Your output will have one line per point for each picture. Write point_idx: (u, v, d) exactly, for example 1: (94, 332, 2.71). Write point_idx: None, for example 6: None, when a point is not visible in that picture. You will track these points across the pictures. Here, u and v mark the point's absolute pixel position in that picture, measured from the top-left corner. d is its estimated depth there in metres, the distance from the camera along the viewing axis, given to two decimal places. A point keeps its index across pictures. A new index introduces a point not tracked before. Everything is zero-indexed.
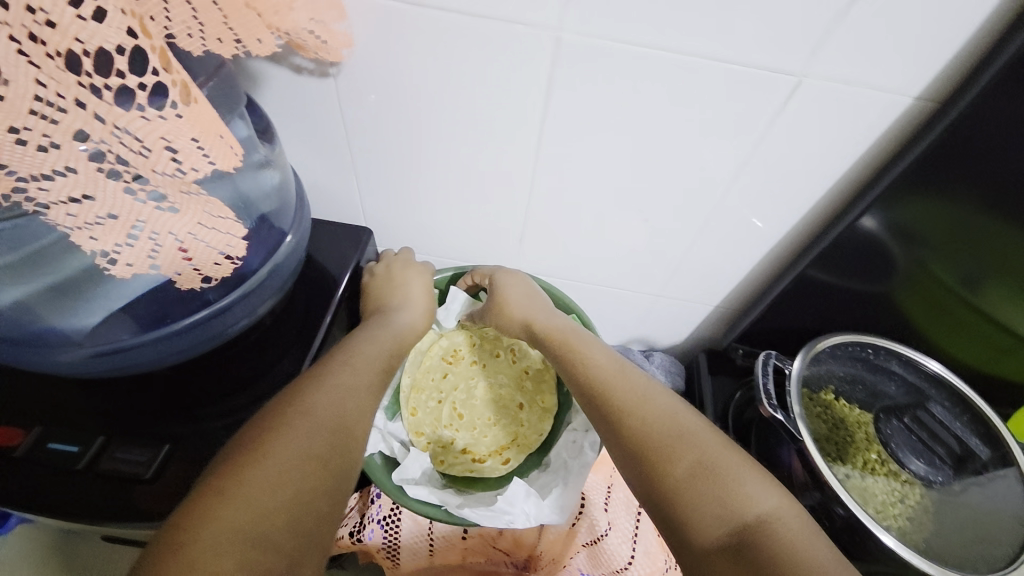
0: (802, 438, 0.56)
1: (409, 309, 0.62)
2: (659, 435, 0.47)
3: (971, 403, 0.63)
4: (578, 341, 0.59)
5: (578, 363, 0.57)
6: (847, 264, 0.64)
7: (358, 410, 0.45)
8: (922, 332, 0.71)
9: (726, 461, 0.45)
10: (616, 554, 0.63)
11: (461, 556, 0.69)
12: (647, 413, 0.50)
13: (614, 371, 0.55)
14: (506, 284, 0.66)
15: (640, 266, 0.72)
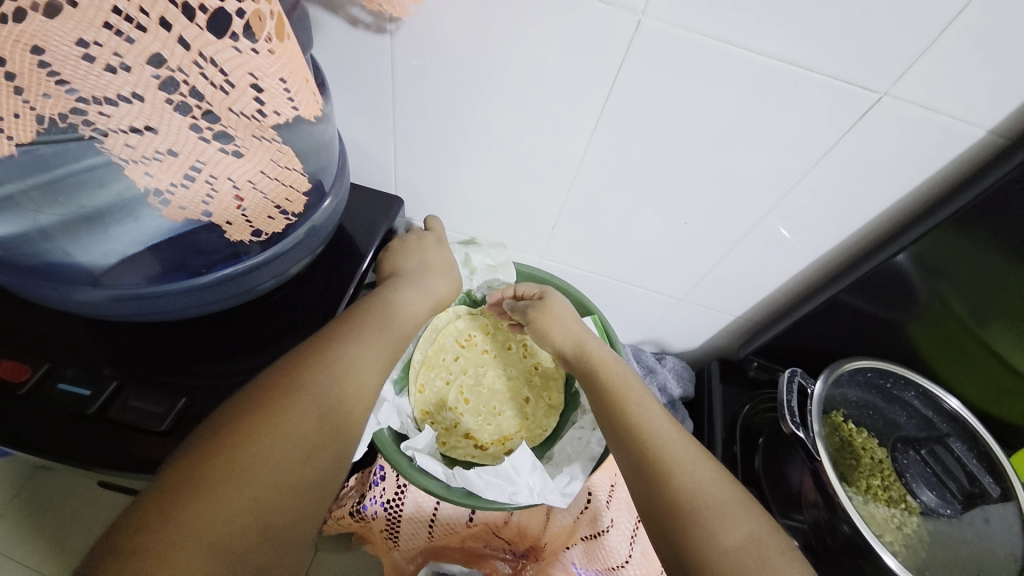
0: (820, 459, 0.55)
1: (418, 284, 0.59)
2: (709, 492, 0.45)
3: (979, 438, 0.63)
4: (622, 376, 0.56)
5: (623, 399, 0.53)
6: (877, 292, 0.64)
7: (355, 386, 0.44)
8: (933, 367, 0.72)
9: (775, 539, 0.43)
10: (615, 551, 0.64)
11: (461, 539, 0.69)
12: (696, 468, 0.47)
13: (661, 418, 0.51)
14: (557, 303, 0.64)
15: (668, 268, 0.71)
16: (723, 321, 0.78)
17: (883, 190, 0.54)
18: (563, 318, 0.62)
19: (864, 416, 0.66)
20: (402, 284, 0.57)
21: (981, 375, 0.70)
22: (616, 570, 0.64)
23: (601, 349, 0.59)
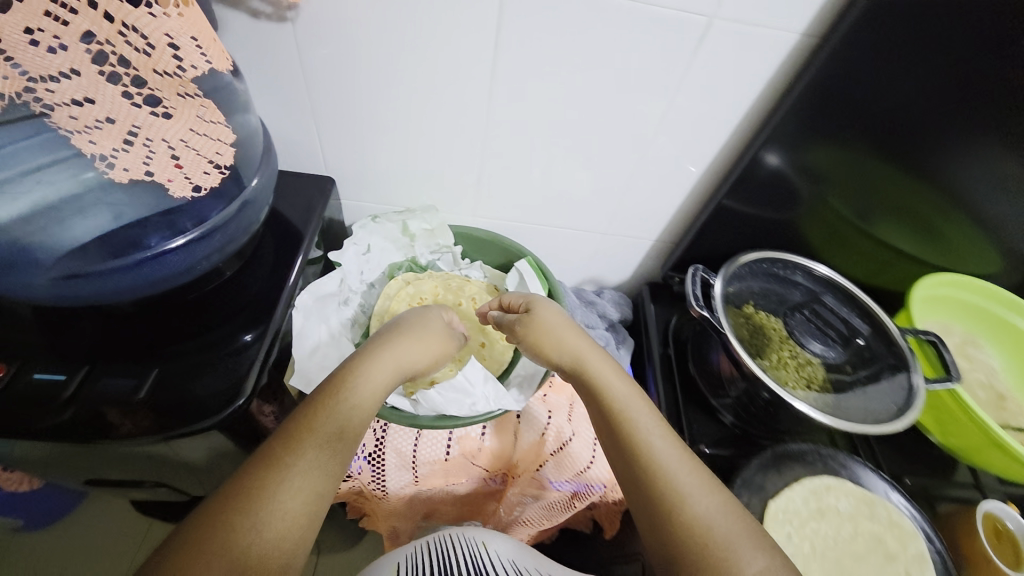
0: (725, 331, 0.65)
1: (386, 362, 0.52)
2: (722, 532, 0.40)
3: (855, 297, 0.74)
4: (622, 395, 0.52)
5: (622, 422, 0.49)
6: (757, 193, 0.75)
7: (308, 501, 0.37)
8: (820, 253, 0.84)
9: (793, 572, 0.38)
10: (579, 457, 0.72)
11: (444, 478, 0.74)
12: (707, 504, 0.42)
13: (666, 444, 0.46)
14: (543, 313, 0.63)
15: (585, 206, 0.79)
16: (644, 247, 0.87)
17: (739, 101, 0.64)
18: (558, 336, 0.60)
19: (770, 303, 0.74)
20: (390, 353, 0.54)
21: (857, 251, 0.83)
22: (582, 474, 0.72)
23: (599, 363, 0.56)
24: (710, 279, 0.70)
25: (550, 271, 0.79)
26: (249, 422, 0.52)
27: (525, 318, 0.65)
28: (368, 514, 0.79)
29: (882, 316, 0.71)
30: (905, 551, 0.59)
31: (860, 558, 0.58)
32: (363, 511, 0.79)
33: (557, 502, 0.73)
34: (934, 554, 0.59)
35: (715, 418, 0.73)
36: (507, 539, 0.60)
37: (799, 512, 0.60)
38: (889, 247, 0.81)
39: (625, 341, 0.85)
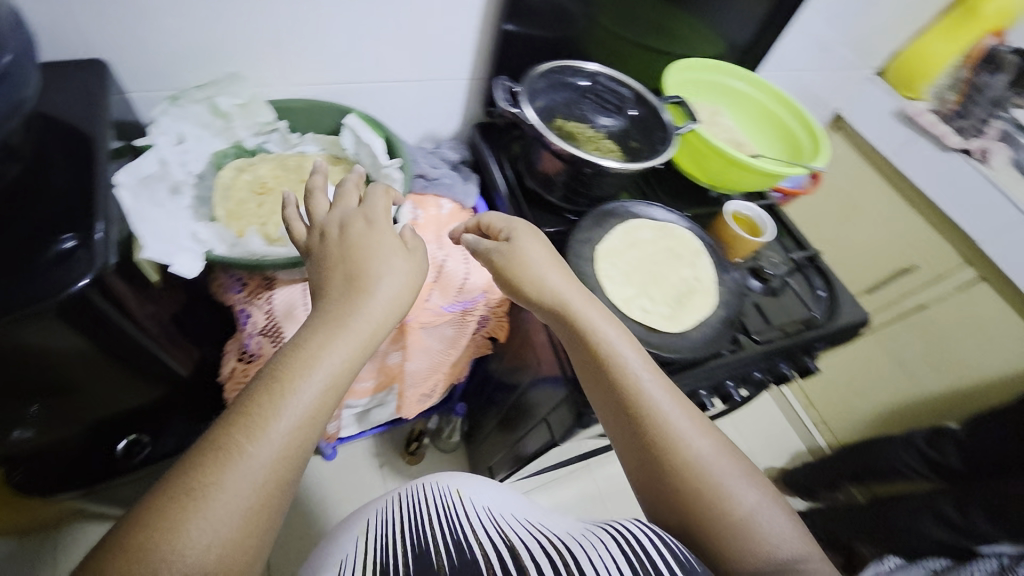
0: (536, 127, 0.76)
1: (348, 342, 0.48)
2: (715, 475, 0.53)
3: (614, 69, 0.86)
4: (622, 353, 0.60)
5: (624, 380, 0.58)
6: (536, 16, 0.85)
7: (252, 499, 0.41)
8: (603, 63, 1.00)
9: (759, 500, 0.52)
10: (455, 274, 0.84)
11: (347, 334, 0.81)
12: (702, 450, 0.54)
13: (662, 398, 0.57)
14: (522, 245, 0.67)
15: (393, 57, 0.83)
16: (463, 91, 0.95)
17: None
18: (553, 289, 0.64)
19: (561, 105, 0.85)
20: (353, 308, 0.50)
21: (628, 55, 1.01)
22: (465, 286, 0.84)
23: (584, 314, 0.63)
24: (514, 88, 0.80)
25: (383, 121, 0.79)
26: (93, 307, 0.55)
27: (504, 248, 0.67)
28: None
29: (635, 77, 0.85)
30: (689, 251, 0.84)
31: (661, 262, 0.82)
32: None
33: (449, 321, 0.85)
34: (705, 245, 0.85)
35: (553, 211, 0.89)
36: (484, 483, 0.57)
37: (616, 249, 0.81)
38: (647, 46, 1.00)
39: (468, 176, 0.93)
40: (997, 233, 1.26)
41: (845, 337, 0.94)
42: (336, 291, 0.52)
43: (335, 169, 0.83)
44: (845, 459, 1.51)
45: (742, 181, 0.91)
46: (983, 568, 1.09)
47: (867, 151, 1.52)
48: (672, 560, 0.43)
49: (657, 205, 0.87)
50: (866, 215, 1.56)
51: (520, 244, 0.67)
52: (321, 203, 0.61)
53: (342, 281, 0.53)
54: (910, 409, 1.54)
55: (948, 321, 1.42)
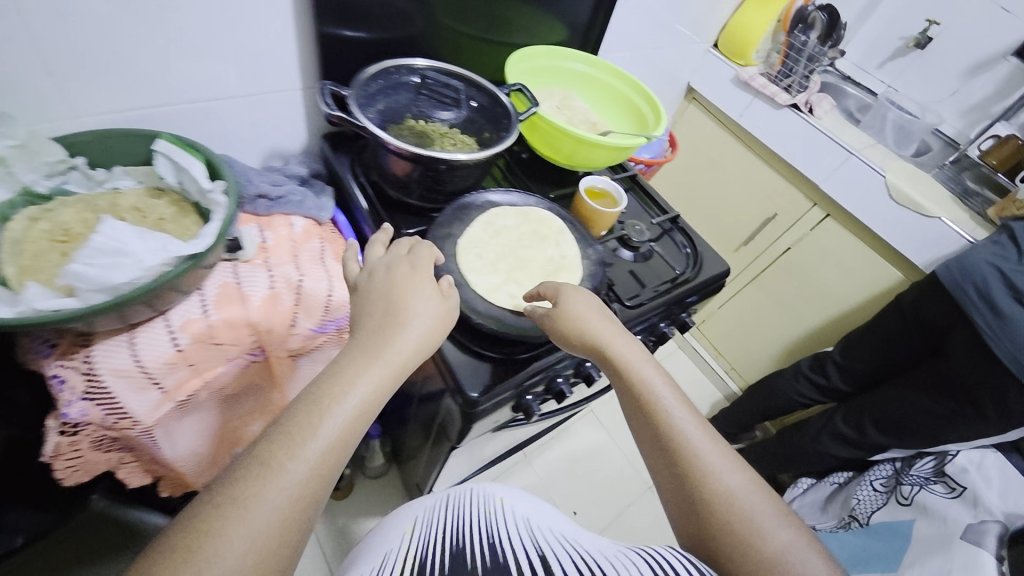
0: (373, 131, 0.72)
1: (382, 370, 0.51)
2: (746, 508, 0.53)
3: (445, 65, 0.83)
4: (651, 382, 0.62)
5: (655, 411, 0.60)
6: (362, 13, 0.82)
7: (281, 520, 0.41)
8: (448, 56, 0.99)
9: (801, 542, 0.51)
10: (317, 293, 0.77)
11: (199, 381, 0.71)
12: (733, 484, 0.55)
13: (695, 429, 0.59)
14: (572, 301, 0.67)
15: (206, 69, 0.76)
16: (300, 98, 0.89)
17: None
18: (582, 320, 0.66)
19: (393, 107, 0.82)
20: (376, 352, 0.52)
21: (472, 46, 1.00)
22: (329, 305, 0.78)
23: (619, 348, 0.64)
24: (342, 92, 0.75)
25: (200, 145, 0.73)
26: None
27: (553, 311, 0.68)
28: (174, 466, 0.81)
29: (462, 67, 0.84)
30: (552, 230, 0.85)
31: (525, 246, 0.82)
32: (167, 468, 0.80)
33: (322, 344, 0.80)
34: (567, 223, 0.87)
35: (415, 212, 0.86)
36: (512, 490, 0.68)
37: (479, 237, 0.80)
38: (489, 36, 1.00)
39: (320, 188, 0.87)
40: (832, 173, 1.43)
41: (711, 291, 1.00)
42: (366, 338, 0.53)
43: (160, 203, 0.74)
44: (751, 404, 1.61)
45: (594, 157, 0.94)
46: (879, 476, 1.26)
47: (719, 116, 1.65)
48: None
49: (516, 191, 0.88)
50: (729, 173, 1.69)
51: (569, 300, 0.67)
52: (378, 249, 0.66)
53: (379, 317, 0.56)
54: (796, 344, 1.69)
55: (811, 260, 1.57)
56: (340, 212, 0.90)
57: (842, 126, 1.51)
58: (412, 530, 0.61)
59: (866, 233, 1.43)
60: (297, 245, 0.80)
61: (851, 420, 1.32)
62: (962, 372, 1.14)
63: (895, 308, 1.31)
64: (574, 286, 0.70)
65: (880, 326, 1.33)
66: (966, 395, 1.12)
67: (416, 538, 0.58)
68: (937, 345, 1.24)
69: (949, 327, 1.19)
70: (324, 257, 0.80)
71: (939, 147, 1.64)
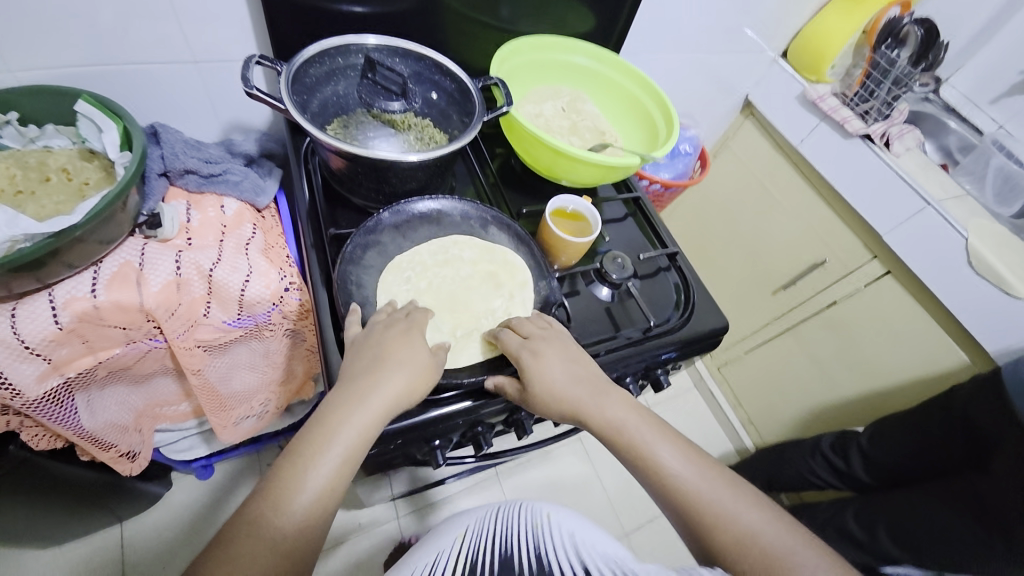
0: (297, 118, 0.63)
1: (396, 378, 0.54)
2: (766, 545, 0.47)
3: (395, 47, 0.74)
4: (650, 446, 0.55)
5: (662, 481, 0.53)
6: None
7: (309, 515, 0.45)
8: (439, 39, 0.86)
9: None
10: (229, 283, 0.71)
11: (93, 358, 0.67)
12: (748, 520, 0.49)
13: (723, 494, 0.51)
14: (542, 369, 0.60)
15: (149, 33, 0.70)
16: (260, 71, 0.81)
17: None
18: (555, 385, 0.59)
19: (344, 95, 0.73)
20: (364, 393, 0.52)
21: (467, 31, 0.87)
22: (242, 299, 0.73)
23: (602, 415, 0.57)
24: (275, 67, 0.66)
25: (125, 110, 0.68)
26: None
27: (527, 353, 0.61)
28: (90, 437, 0.76)
29: (416, 50, 0.73)
30: (512, 280, 0.73)
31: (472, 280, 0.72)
32: (82, 438, 0.75)
33: (237, 337, 0.76)
34: (524, 251, 0.75)
35: (358, 209, 0.78)
36: (573, 508, 0.52)
37: (422, 261, 0.71)
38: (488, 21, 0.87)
39: (270, 171, 0.82)
40: (899, 224, 1.18)
41: (697, 350, 0.82)
42: (363, 362, 0.55)
43: (90, 166, 0.70)
44: (758, 468, 1.41)
45: (579, 171, 0.82)
46: None
47: (777, 139, 1.43)
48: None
49: (470, 200, 0.76)
50: (778, 205, 1.45)
51: (543, 349, 0.61)
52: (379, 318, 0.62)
53: (368, 361, 0.55)
54: (825, 413, 1.45)
55: (860, 320, 1.32)
56: (284, 194, 0.85)
57: (926, 168, 1.24)
58: (465, 533, 0.51)
59: (934, 303, 1.17)
60: (222, 228, 0.74)
61: (864, 520, 1.10)
62: (998, 496, 0.91)
63: (943, 402, 1.06)
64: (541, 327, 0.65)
65: (920, 418, 1.09)
66: (1000, 526, 0.89)
67: (473, 537, 0.50)
68: (982, 460, 0.99)
69: (996, 445, 0.94)
70: (247, 245, 0.74)
71: None
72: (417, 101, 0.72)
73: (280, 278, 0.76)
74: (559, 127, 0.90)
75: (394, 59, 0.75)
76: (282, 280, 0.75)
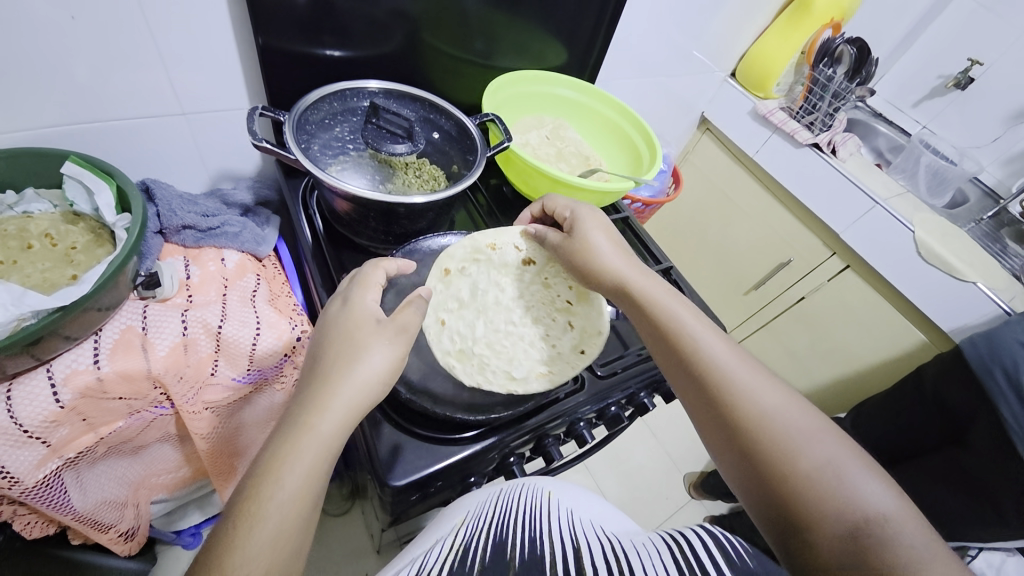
0: (303, 164, 0.62)
1: (372, 372, 0.47)
2: (783, 428, 0.47)
3: (394, 89, 0.76)
4: (676, 315, 0.57)
5: (676, 337, 0.55)
6: (319, 31, 0.73)
7: (297, 502, 0.40)
8: (427, 78, 0.89)
9: (856, 463, 0.45)
10: (240, 338, 0.69)
11: (95, 435, 0.63)
12: (769, 406, 0.49)
13: (726, 355, 0.53)
14: (590, 235, 0.68)
15: (140, 88, 0.68)
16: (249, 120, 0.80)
17: None
18: (601, 254, 0.66)
19: (349, 139, 0.74)
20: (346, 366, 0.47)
21: (454, 71, 0.90)
22: (253, 354, 0.70)
23: (643, 286, 0.62)
24: (277, 118, 0.66)
25: (114, 168, 0.66)
26: None
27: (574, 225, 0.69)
28: (85, 519, 0.70)
29: (415, 91, 0.76)
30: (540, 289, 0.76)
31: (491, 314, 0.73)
32: (76, 521, 0.69)
33: (247, 394, 0.72)
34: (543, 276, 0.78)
35: (365, 250, 0.78)
36: (577, 491, 0.55)
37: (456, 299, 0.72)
38: (473, 60, 0.90)
39: (266, 220, 0.80)
40: (854, 223, 1.30)
41: None
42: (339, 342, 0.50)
43: (76, 229, 0.66)
44: None
45: (575, 197, 0.85)
46: None
47: (734, 150, 1.54)
48: (722, 560, 0.35)
49: (478, 234, 0.79)
50: (742, 211, 1.56)
51: (589, 231, 0.68)
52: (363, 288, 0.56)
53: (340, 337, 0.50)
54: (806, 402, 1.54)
55: (827, 313, 1.42)
56: (284, 243, 0.84)
57: (867, 170, 1.38)
58: (464, 520, 0.50)
59: (892, 292, 1.28)
60: (226, 282, 0.73)
61: None
62: (982, 467, 0.99)
63: (917, 381, 1.17)
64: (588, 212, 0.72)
65: (898, 401, 1.19)
66: (985, 494, 0.97)
67: (470, 530, 0.46)
68: (956, 435, 1.08)
69: (973, 417, 1.04)
70: (254, 297, 0.72)
71: (977, 197, 1.51)
72: (422, 143, 0.74)
73: (291, 328, 0.74)
74: (546, 154, 0.93)
75: (393, 100, 0.77)
76: (293, 330, 0.73)
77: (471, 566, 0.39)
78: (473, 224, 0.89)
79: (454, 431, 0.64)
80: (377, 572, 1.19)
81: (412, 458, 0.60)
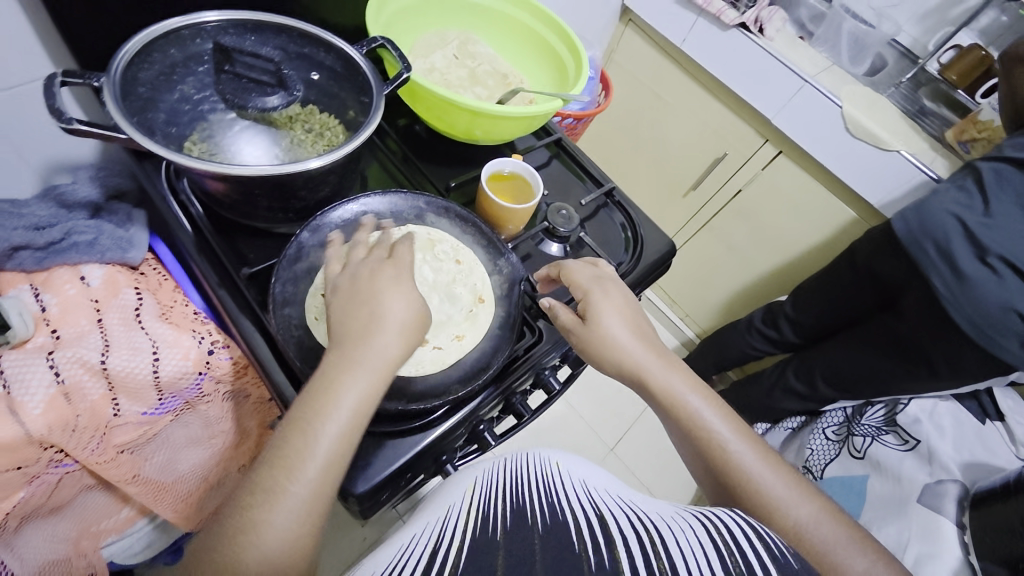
0: (138, 140, 0.47)
1: (368, 372, 0.46)
2: (817, 540, 0.46)
3: (244, 21, 0.60)
4: (704, 418, 0.55)
5: (711, 443, 0.53)
6: None
7: (330, 461, 0.43)
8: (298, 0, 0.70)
9: (888, 574, 0.45)
10: (136, 371, 0.58)
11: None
12: (802, 516, 0.48)
13: (762, 464, 0.52)
14: (609, 319, 0.59)
15: None
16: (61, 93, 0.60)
17: None
18: (616, 345, 0.58)
19: (200, 98, 0.58)
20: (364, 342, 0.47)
21: None
22: (159, 383, 0.61)
23: (664, 381, 0.57)
24: (90, 83, 0.49)
25: None
26: None
27: (591, 305, 0.60)
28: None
29: (270, 19, 0.60)
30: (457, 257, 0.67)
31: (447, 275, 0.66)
32: None
33: (165, 423, 0.64)
34: (472, 227, 0.70)
35: (263, 231, 0.66)
36: (590, 467, 0.48)
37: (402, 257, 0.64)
38: None
39: (125, 220, 0.65)
40: (784, 106, 1.27)
41: (657, 273, 0.84)
42: (355, 322, 0.48)
43: None
44: (707, 353, 1.57)
45: (500, 128, 0.74)
46: (831, 423, 1.23)
47: (661, 42, 1.43)
48: (768, 563, 0.30)
49: (395, 191, 0.68)
50: (674, 109, 1.49)
51: (602, 315, 0.59)
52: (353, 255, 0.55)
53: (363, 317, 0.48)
54: (749, 290, 1.61)
55: (763, 202, 1.43)
56: (163, 241, 0.69)
57: (794, 46, 1.33)
58: (473, 486, 0.44)
59: (825, 172, 1.30)
60: (100, 304, 0.59)
61: (803, 376, 1.29)
62: (914, 330, 1.09)
63: (849, 262, 1.22)
64: (606, 292, 0.61)
65: (833, 279, 1.25)
66: (921, 357, 1.08)
67: (484, 496, 0.40)
68: (890, 300, 1.18)
69: (904, 285, 1.12)
70: (140, 316, 0.61)
71: (894, 59, 1.52)
72: (299, 87, 0.60)
73: (195, 339, 0.64)
74: (458, 78, 0.80)
75: (246, 36, 0.61)
76: (198, 342, 0.63)
77: (494, 533, 0.33)
78: (391, 178, 0.77)
79: (424, 416, 0.58)
80: (376, 535, 1.21)
81: (374, 459, 0.55)
